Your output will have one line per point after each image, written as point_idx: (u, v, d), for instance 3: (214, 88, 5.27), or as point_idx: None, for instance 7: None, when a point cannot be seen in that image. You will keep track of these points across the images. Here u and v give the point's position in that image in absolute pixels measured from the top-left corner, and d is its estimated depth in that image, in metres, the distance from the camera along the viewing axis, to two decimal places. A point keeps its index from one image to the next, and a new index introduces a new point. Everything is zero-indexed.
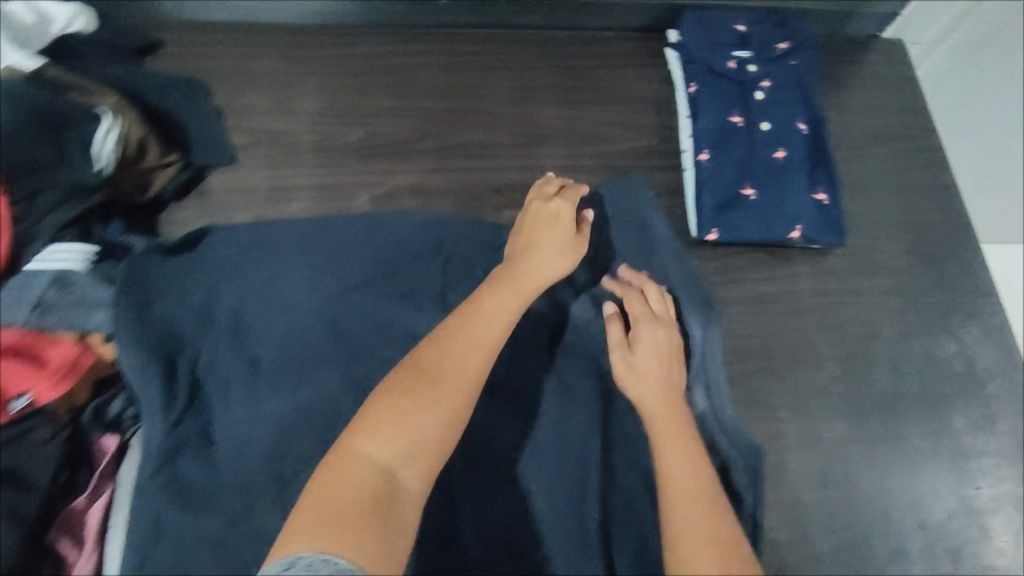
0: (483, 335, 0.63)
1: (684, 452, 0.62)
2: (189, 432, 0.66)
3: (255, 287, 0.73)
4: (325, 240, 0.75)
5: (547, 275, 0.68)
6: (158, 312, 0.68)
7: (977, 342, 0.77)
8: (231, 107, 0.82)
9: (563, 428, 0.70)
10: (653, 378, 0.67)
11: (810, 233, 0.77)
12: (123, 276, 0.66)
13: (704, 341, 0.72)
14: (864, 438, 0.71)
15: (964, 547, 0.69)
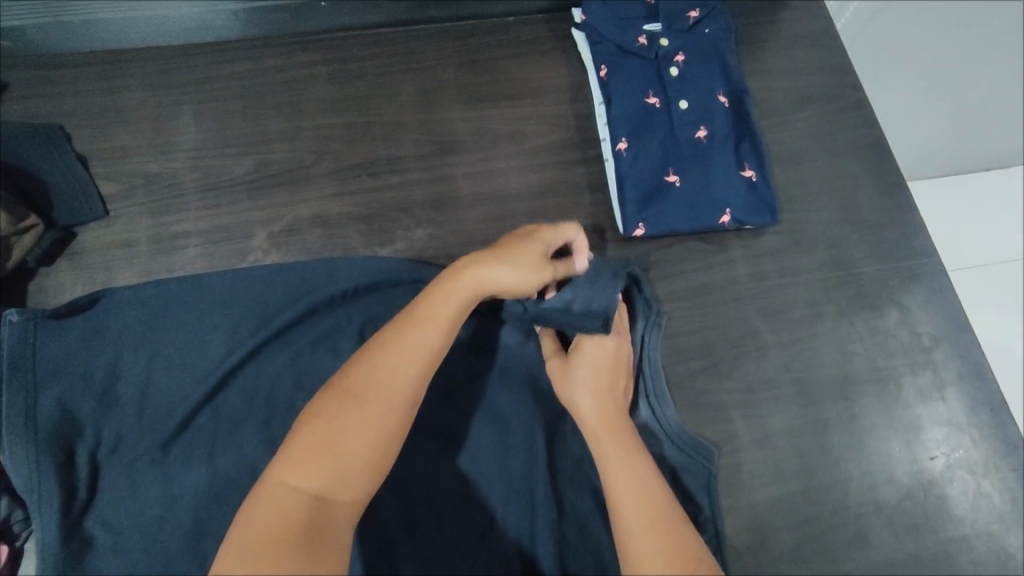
0: (429, 332, 0.52)
1: (630, 462, 0.56)
2: (92, 527, 0.57)
3: (158, 352, 0.64)
4: (222, 289, 0.67)
5: (507, 268, 0.55)
6: (47, 399, 0.60)
7: (920, 307, 0.74)
8: (98, 152, 0.73)
9: (506, 459, 0.64)
10: (591, 388, 0.61)
11: (739, 214, 0.73)
12: (7, 364, 0.60)
13: (643, 346, 0.68)
14: (815, 424, 0.69)
15: (924, 523, 0.67)
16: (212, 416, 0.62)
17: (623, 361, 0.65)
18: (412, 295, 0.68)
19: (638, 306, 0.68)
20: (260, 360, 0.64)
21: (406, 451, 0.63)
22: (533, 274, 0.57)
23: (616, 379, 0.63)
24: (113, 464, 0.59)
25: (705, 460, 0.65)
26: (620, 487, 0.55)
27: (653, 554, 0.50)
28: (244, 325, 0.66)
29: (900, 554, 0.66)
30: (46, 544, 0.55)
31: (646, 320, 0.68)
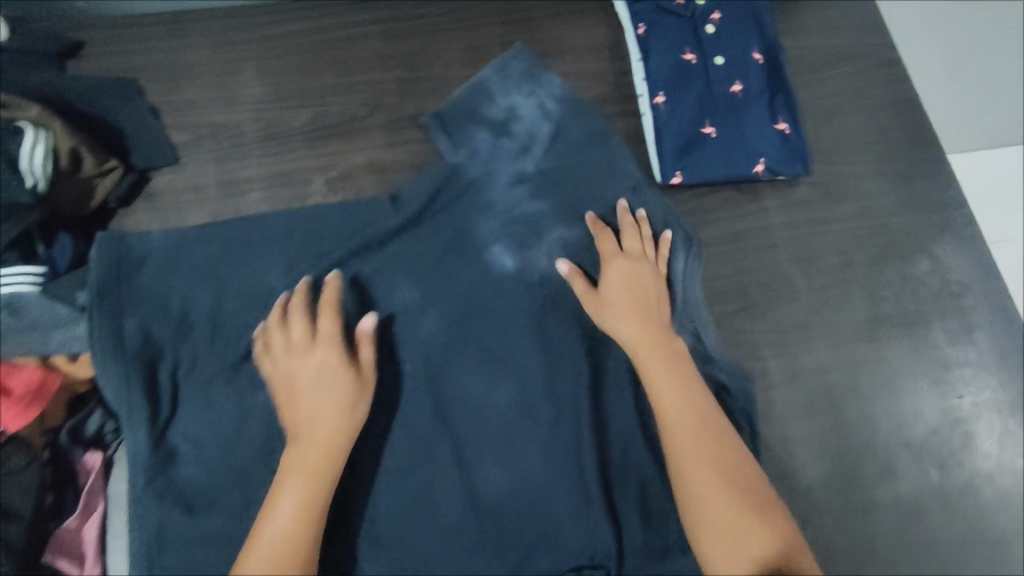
0: (293, 528, 0.55)
1: (684, 386, 0.62)
2: (177, 438, 0.63)
3: (229, 285, 0.68)
4: (285, 219, 0.71)
5: (329, 429, 0.59)
6: (129, 325, 0.64)
7: (951, 255, 0.76)
8: (168, 104, 0.78)
9: (551, 386, 0.68)
10: (636, 322, 0.65)
11: (774, 165, 0.76)
12: (96, 289, 0.63)
13: (684, 277, 0.72)
14: (847, 364, 0.72)
15: (949, 458, 0.69)
16: None
17: (654, 289, 0.68)
18: (461, 237, 0.73)
19: (679, 240, 0.72)
20: (321, 293, 0.69)
21: (459, 376, 0.69)
22: (346, 392, 0.61)
23: (652, 306, 0.66)
24: (190, 384, 0.65)
25: (744, 381, 0.69)
26: (670, 399, 0.61)
27: (700, 458, 0.58)
28: (303, 259, 0.70)
29: (927, 486, 0.69)
30: (138, 449, 0.61)
31: (684, 251, 0.72)
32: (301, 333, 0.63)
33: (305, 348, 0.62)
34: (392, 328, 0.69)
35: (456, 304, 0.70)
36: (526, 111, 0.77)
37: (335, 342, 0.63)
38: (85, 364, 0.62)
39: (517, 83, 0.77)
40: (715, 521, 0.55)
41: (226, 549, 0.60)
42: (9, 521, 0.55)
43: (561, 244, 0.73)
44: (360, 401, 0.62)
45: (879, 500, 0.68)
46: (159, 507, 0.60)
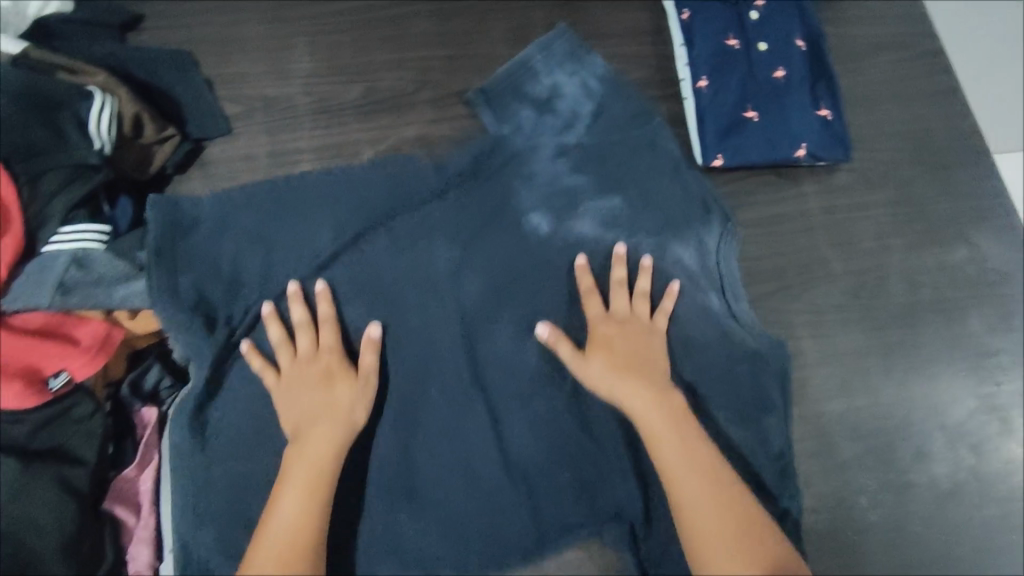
0: (294, 527, 0.56)
1: (680, 438, 0.60)
2: (227, 397, 0.65)
3: (280, 248, 0.69)
4: (334, 183, 0.72)
5: (320, 432, 0.60)
6: (185, 284, 0.65)
7: (990, 244, 0.77)
8: (223, 76, 0.80)
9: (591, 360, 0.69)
10: (628, 382, 0.63)
11: (815, 149, 0.76)
12: (155, 247, 0.65)
13: (719, 251, 0.73)
14: (883, 348, 0.72)
15: (984, 443, 0.70)
16: None
17: (645, 341, 0.67)
18: (506, 212, 0.73)
19: (714, 213, 0.74)
20: (366, 262, 0.70)
21: (500, 346, 0.70)
22: (347, 397, 0.63)
23: (643, 362, 0.65)
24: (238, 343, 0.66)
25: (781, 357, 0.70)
26: (648, 412, 0.62)
27: (688, 471, 0.59)
28: (347, 223, 0.71)
29: (961, 470, 0.69)
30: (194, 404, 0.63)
31: (717, 225, 0.73)
32: (307, 343, 0.65)
33: (309, 357, 0.64)
34: (435, 297, 0.70)
35: (499, 276, 0.71)
36: (569, 89, 0.78)
37: (339, 352, 0.65)
38: (144, 319, 0.64)
39: (560, 62, 0.78)
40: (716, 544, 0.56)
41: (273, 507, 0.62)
42: (74, 465, 0.56)
43: (598, 212, 0.74)
44: (359, 404, 0.63)
45: (914, 482, 0.69)
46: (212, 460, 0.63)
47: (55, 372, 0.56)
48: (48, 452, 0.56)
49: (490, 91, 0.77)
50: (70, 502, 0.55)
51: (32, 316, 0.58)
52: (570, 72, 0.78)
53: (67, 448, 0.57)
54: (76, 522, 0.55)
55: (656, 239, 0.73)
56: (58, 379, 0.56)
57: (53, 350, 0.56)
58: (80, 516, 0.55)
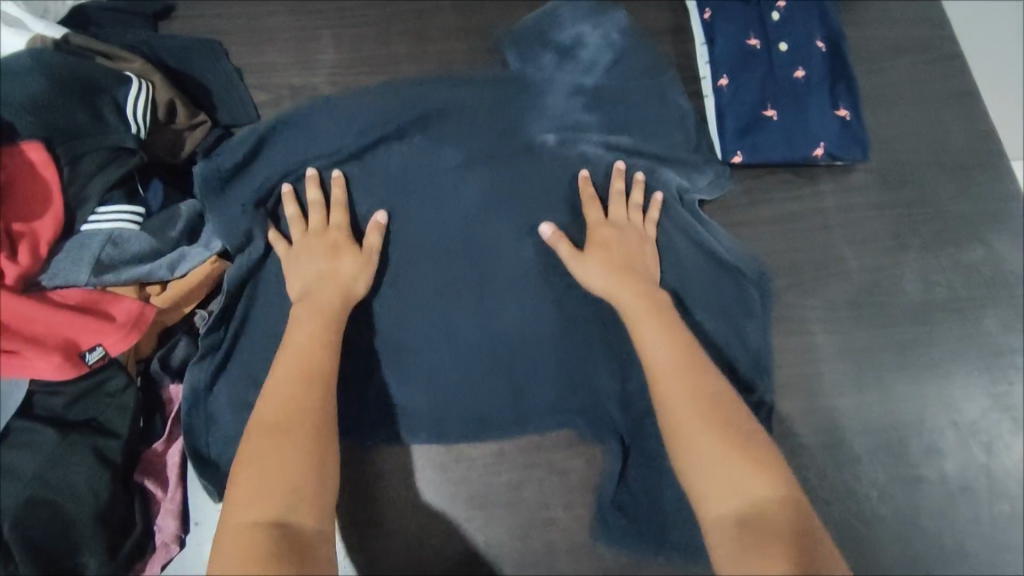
0: (298, 361, 0.59)
1: (656, 312, 0.64)
2: (243, 378, 0.66)
3: (313, 159, 0.73)
4: (358, 102, 0.74)
5: (329, 287, 0.65)
6: (234, 201, 0.70)
7: (1006, 245, 0.77)
8: (250, 66, 0.81)
9: (601, 352, 0.70)
10: (620, 273, 0.67)
11: (833, 149, 0.77)
12: (202, 181, 0.70)
13: (707, 189, 0.77)
14: (896, 346, 0.73)
15: (996, 441, 0.71)
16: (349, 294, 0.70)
17: (636, 242, 0.70)
18: (525, 206, 0.74)
19: (711, 159, 0.78)
20: (391, 247, 0.72)
21: (514, 332, 0.70)
22: (351, 262, 0.67)
23: (634, 257, 0.69)
24: (265, 313, 0.68)
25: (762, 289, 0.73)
26: (623, 285, 0.66)
27: (661, 331, 0.62)
28: (375, 191, 0.73)
29: (971, 467, 0.70)
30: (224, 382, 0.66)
31: (697, 167, 0.77)
32: (317, 221, 0.69)
33: (317, 227, 0.69)
34: (457, 283, 0.71)
35: (524, 263, 0.72)
36: (593, 40, 0.79)
37: (344, 226, 0.69)
38: (174, 293, 0.65)
39: (585, 14, 0.79)
40: (696, 383, 0.59)
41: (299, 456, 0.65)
42: (108, 436, 0.58)
43: (605, 148, 0.76)
44: (362, 271, 0.67)
45: (925, 476, 0.69)
46: (238, 435, 0.64)
47: (91, 347, 0.57)
48: (82, 422, 0.58)
49: (517, 35, 0.80)
50: (103, 471, 0.57)
51: (70, 292, 0.60)
52: (597, 26, 0.79)
53: (100, 420, 0.58)
54: (109, 491, 0.57)
55: (652, 158, 0.77)
56: (93, 353, 0.57)
57: (90, 324, 0.57)
58: (113, 484, 0.57)
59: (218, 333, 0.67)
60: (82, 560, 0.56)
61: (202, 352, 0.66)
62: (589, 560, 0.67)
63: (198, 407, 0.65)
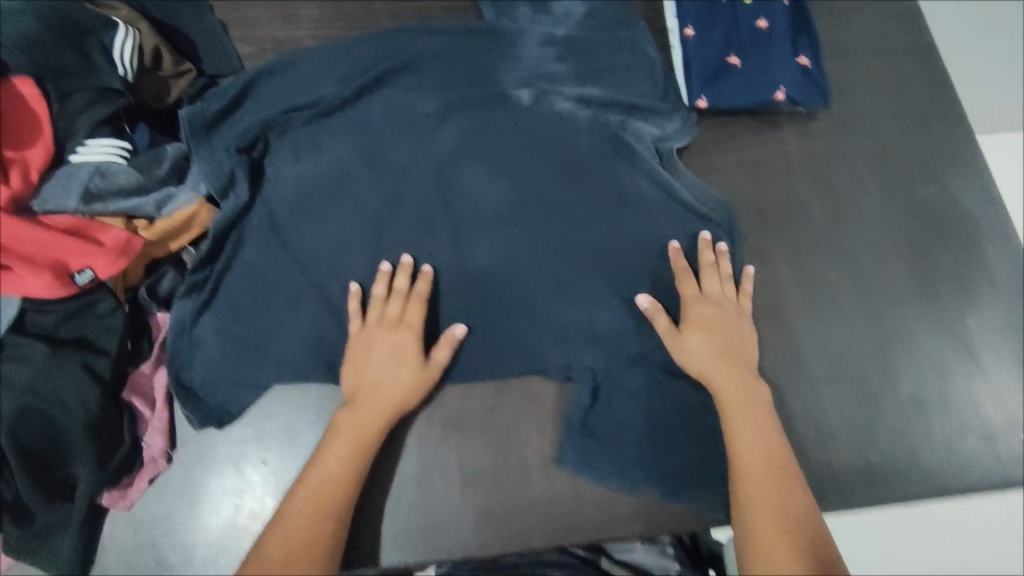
0: (342, 465, 0.61)
1: (748, 395, 0.65)
2: (225, 309, 0.69)
3: (294, 101, 0.75)
4: (337, 53, 0.77)
5: (384, 386, 0.65)
6: (220, 145, 0.73)
7: (960, 184, 0.79)
8: (234, 20, 0.84)
9: (563, 289, 0.72)
10: (714, 360, 0.66)
11: (795, 94, 0.79)
12: (187, 127, 0.72)
13: (677, 135, 0.79)
14: (853, 278, 0.75)
15: (949, 364, 0.72)
16: (323, 230, 0.72)
17: (735, 331, 0.68)
18: (494, 148, 0.76)
19: (678, 108, 0.80)
20: (365, 185, 0.74)
21: (485, 266, 0.73)
22: (412, 372, 0.66)
23: (735, 346, 0.68)
24: (248, 248, 0.71)
25: (727, 222, 0.75)
26: (707, 358, 0.66)
27: (746, 415, 0.64)
28: (355, 131, 0.76)
29: (925, 389, 0.71)
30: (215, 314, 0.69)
31: (674, 116, 0.80)
32: (392, 310, 0.68)
33: (387, 322, 0.67)
34: (430, 220, 0.74)
35: (499, 204, 0.75)
36: None
37: (417, 329, 0.68)
38: (161, 226, 0.67)
39: None
40: (754, 476, 0.61)
41: (307, 396, 0.69)
42: (97, 354, 0.61)
43: (578, 102, 0.78)
44: (419, 384, 0.66)
45: (881, 398, 0.71)
46: (225, 365, 0.67)
47: (81, 269, 0.60)
48: (73, 341, 0.61)
49: None
50: (93, 386, 0.59)
51: (59, 218, 0.62)
52: None
53: (90, 340, 0.61)
54: (97, 405, 0.60)
55: (624, 110, 0.79)
56: (83, 275, 0.60)
57: (78, 246, 0.60)
58: (103, 399, 0.60)
59: (203, 273, 0.69)
60: (73, 468, 0.59)
61: (188, 287, 0.69)
62: (555, 480, 0.69)
63: (184, 336, 0.68)
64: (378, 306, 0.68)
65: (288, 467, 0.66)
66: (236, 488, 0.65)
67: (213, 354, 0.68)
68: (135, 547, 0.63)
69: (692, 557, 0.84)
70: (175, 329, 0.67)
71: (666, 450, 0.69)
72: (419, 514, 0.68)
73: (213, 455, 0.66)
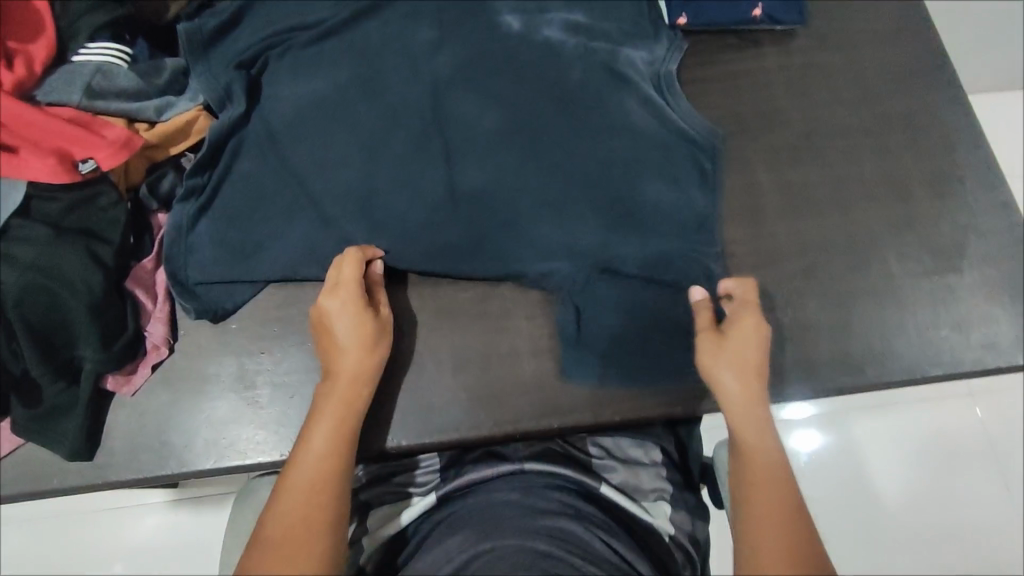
0: (334, 426, 0.59)
1: (763, 427, 0.61)
2: (221, 216, 0.71)
3: (288, 22, 0.77)
4: None
5: (350, 343, 0.63)
6: (216, 62, 0.74)
7: (936, 97, 0.82)
8: None
9: (545, 194, 0.74)
10: (735, 369, 0.63)
11: (773, 12, 0.82)
12: (184, 42, 0.73)
13: (667, 58, 0.81)
14: (829, 182, 0.78)
15: (926, 264, 0.75)
16: (314, 136, 0.74)
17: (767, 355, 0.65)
18: (483, 55, 0.77)
19: (662, 31, 0.82)
20: (361, 88, 0.75)
21: (472, 168, 0.74)
22: (375, 325, 0.65)
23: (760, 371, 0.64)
24: (246, 155, 0.73)
25: (708, 137, 0.77)
26: (730, 382, 0.63)
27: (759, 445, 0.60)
28: (348, 40, 0.77)
29: (900, 285, 0.75)
30: (216, 219, 0.71)
31: (662, 38, 0.82)
32: (341, 276, 0.66)
33: (344, 284, 0.65)
34: (419, 126, 0.75)
35: (488, 114, 0.76)
36: None
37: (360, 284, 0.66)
38: (162, 131, 0.69)
39: None
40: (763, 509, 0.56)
41: (305, 294, 0.71)
42: (102, 242, 0.63)
43: (563, 20, 0.79)
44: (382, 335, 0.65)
45: (856, 292, 0.74)
46: (219, 264, 0.69)
47: (84, 160, 0.63)
48: (77, 230, 0.63)
49: None
50: (97, 270, 0.62)
51: (62, 109, 0.64)
52: None
53: (93, 229, 0.63)
54: (102, 289, 0.62)
55: (611, 41, 0.80)
56: (86, 165, 0.63)
57: (81, 137, 0.62)
58: (106, 284, 0.62)
59: (201, 177, 0.71)
60: (79, 347, 0.62)
61: (186, 192, 0.70)
62: (547, 367, 0.72)
63: (179, 235, 0.69)
64: (338, 275, 0.66)
65: (287, 359, 0.69)
66: (237, 375, 0.68)
67: (211, 257, 0.69)
68: (141, 429, 0.66)
69: (685, 477, 0.74)
70: (170, 228, 0.69)
71: (651, 339, 0.72)
72: (414, 402, 0.71)
73: (216, 344, 0.69)
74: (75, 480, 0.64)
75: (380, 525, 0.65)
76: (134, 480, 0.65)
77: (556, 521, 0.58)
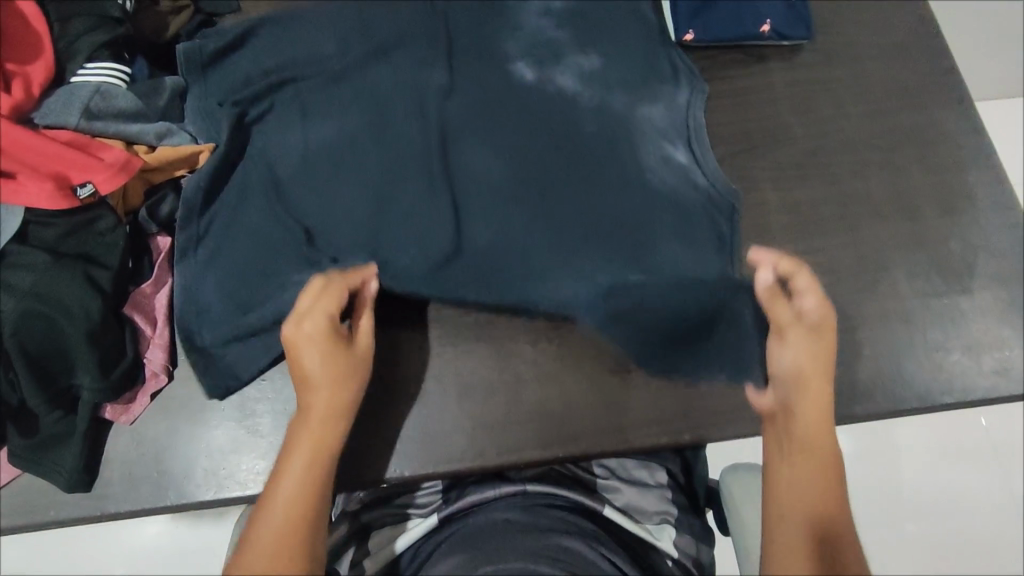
0: (304, 466, 0.57)
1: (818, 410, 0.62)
2: (226, 268, 0.68)
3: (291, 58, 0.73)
4: None
5: (324, 372, 0.60)
6: (213, 93, 0.72)
7: (946, 113, 0.81)
8: None
9: (550, 214, 0.70)
10: (798, 348, 0.63)
11: (780, 27, 0.81)
12: (184, 65, 0.72)
13: (688, 106, 0.77)
14: (838, 201, 0.77)
15: (936, 284, 0.74)
16: (312, 156, 0.71)
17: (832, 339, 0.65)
18: (485, 71, 0.75)
19: (681, 73, 0.78)
20: (361, 103, 0.72)
21: (472, 187, 0.71)
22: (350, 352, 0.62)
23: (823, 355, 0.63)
24: (246, 184, 0.70)
25: (728, 196, 0.74)
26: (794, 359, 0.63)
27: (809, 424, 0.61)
28: (346, 53, 0.74)
29: (910, 306, 0.74)
30: (221, 273, 0.68)
31: (688, 83, 0.77)
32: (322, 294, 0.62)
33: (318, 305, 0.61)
34: (419, 143, 0.71)
35: (497, 161, 0.72)
36: None
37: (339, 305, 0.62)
38: (161, 156, 0.67)
39: None
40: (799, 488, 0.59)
41: None
42: (100, 267, 0.62)
43: (578, 69, 0.76)
44: (359, 362, 0.62)
45: (865, 314, 0.73)
46: (224, 327, 0.66)
47: (82, 183, 0.61)
48: (75, 255, 0.62)
49: None
50: (96, 296, 0.61)
51: (59, 132, 0.63)
52: None
53: (91, 254, 0.62)
54: (101, 316, 0.61)
55: (627, 90, 0.76)
56: (85, 188, 0.61)
57: (79, 159, 0.61)
58: (105, 310, 0.61)
59: (195, 228, 0.69)
60: (76, 375, 0.61)
61: (183, 246, 0.68)
62: (551, 390, 0.71)
63: (188, 298, 0.68)
64: (316, 293, 0.62)
65: (287, 385, 0.67)
66: (236, 402, 0.67)
67: (217, 314, 0.67)
68: (140, 459, 0.65)
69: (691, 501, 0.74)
70: (179, 286, 0.68)
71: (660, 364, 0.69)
72: (415, 427, 0.70)
73: None
74: (72, 511, 0.63)
75: (381, 547, 0.64)
76: (132, 511, 0.64)
77: (560, 539, 0.57)
